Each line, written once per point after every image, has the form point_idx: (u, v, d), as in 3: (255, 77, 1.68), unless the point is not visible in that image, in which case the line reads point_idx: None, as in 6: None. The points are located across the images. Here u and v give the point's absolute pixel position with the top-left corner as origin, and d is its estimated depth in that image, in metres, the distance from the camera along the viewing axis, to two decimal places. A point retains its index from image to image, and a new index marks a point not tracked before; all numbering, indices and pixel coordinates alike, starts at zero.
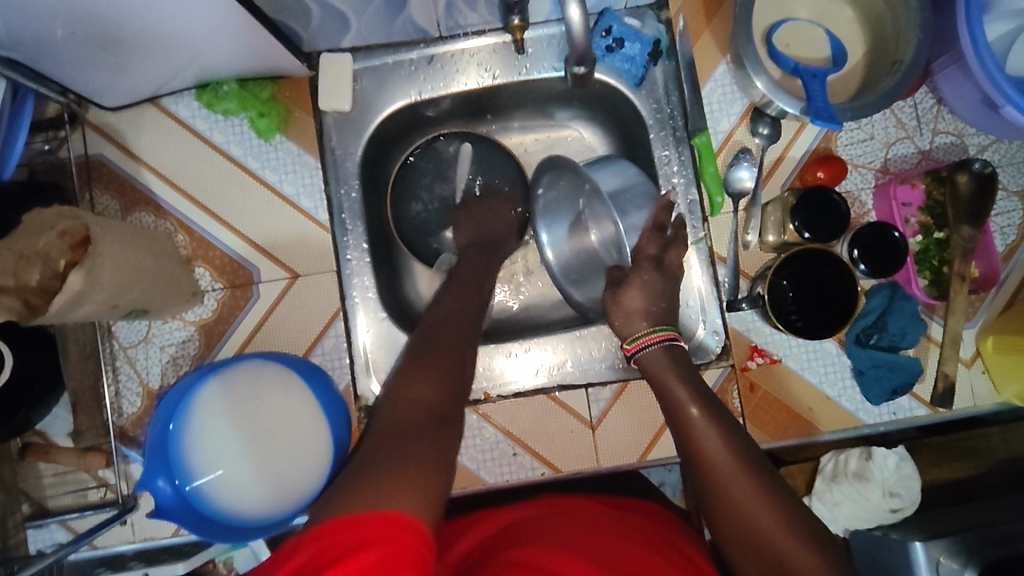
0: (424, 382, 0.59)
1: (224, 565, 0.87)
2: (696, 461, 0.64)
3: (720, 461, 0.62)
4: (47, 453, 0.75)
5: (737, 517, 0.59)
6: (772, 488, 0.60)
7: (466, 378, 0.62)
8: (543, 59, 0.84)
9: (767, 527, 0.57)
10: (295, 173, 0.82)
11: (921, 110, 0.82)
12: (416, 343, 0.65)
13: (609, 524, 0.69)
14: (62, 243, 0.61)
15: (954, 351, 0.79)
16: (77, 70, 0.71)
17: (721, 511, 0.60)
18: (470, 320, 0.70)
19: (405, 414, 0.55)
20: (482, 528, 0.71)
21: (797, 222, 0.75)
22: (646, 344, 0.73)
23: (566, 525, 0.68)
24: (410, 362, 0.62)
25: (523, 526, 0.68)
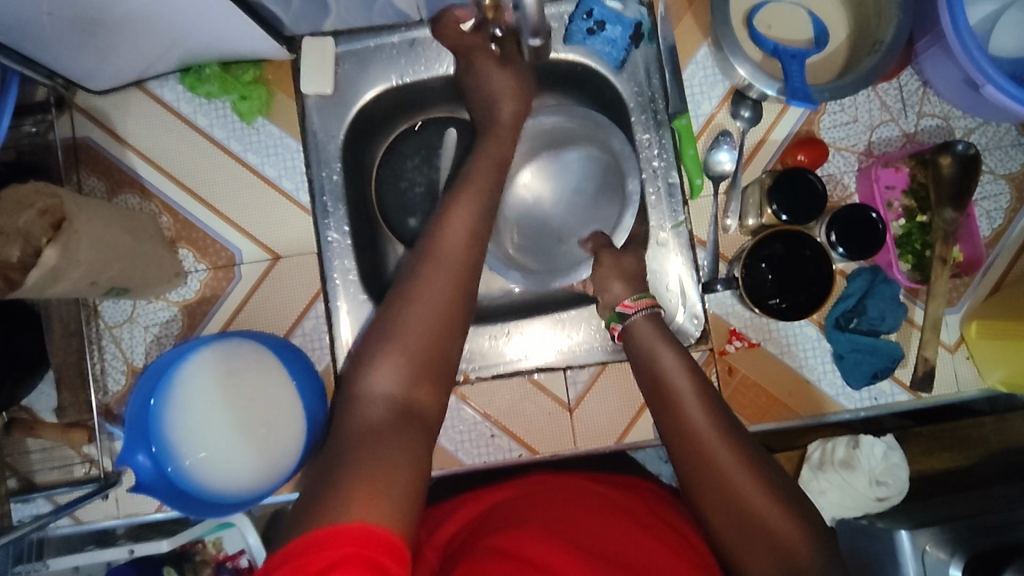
0: (395, 361, 0.59)
1: (213, 546, 0.89)
2: (685, 440, 0.63)
3: (711, 442, 0.62)
4: (32, 428, 0.76)
5: (733, 500, 0.60)
6: (765, 470, 0.61)
7: (443, 352, 0.61)
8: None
9: (759, 506, 0.59)
10: (277, 156, 0.83)
11: (906, 92, 0.81)
12: (395, 298, 0.63)
13: (594, 500, 0.70)
14: (43, 221, 0.63)
15: (934, 335, 0.77)
16: (62, 52, 0.73)
17: (707, 488, 0.61)
18: (472, 259, 0.66)
19: (374, 410, 0.56)
20: (467, 510, 0.71)
21: (774, 205, 0.75)
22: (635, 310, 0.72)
23: (546, 501, 0.69)
24: (380, 339, 0.61)
25: (509, 510, 0.68)
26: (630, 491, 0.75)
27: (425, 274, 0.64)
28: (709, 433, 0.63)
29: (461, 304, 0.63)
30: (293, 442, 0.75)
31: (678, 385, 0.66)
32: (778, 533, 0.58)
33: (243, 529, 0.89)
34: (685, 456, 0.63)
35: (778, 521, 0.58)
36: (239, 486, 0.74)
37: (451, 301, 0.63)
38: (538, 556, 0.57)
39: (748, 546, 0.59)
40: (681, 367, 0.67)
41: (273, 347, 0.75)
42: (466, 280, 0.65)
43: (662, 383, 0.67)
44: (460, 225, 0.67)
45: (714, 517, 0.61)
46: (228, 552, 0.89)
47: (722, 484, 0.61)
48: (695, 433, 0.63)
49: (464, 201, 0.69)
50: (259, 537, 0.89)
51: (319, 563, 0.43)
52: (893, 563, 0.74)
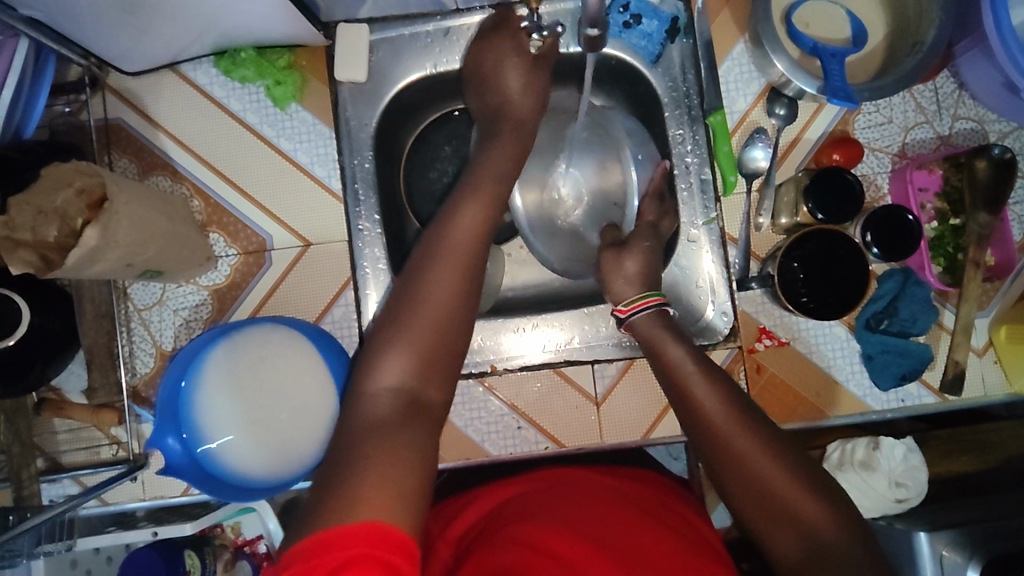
0: (399, 358, 0.58)
1: (232, 530, 0.92)
2: (701, 425, 0.64)
3: (729, 430, 0.62)
4: (61, 409, 0.76)
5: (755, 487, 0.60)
6: (797, 467, 0.60)
7: (448, 351, 0.60)
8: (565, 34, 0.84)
9: (793, 501, 0.58)
10: (310, 142, 0.83)
11: (941, 95, 0.81)
12: (397, 295, 0.62)
13: (612, 497, 0.69)
14: (80, 201, 0.62)
15: (965, 338, 0.77)
16: (99, 32, 0.72)
17: (739, 484, 0.61)
18: (475, 255, 0.64)
19: (376, 407, 0.55)
20: (484, 503, 0.71)
21: (811, 203, 0.74)
22: (639, 308, 0.72)
23: (571, 497, 0.68)
24: (380, 338, 0.59)
25: (528, 504, 0.68)
26: (652, 487, 0.75)
27: (429, 270, 0.62)
28: (731, 428, 0.62)
29: (464, 303, 0.62)
30: (324, 428, 0.75)
31: (698, 390, 0.65)
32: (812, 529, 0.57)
33: (262, 514, 0.90)
34: (714, 454, 0.63)
35: (809, 520, 0.57)
36: (269, 470, 0.74)
37: (452, 299, 0.61)
38: (556, 547, 0.58)
39: (782, 539, 0.58)
40: (690, 359, 0.67)
41: (305, 333, 0.75)
42: (467, 277, 0.63)
43: (681, 388, 0.66)
44: (464, 225, 0.66)
45: (747, 514, 0.61)
46: (247, 537, 0.92)
47: (751, 480, 0.60)
48: (721, 435, 0.62)
49: (471, 203, 0.68)
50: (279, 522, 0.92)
51: (327, 565, 0.43)
52: (913, 565, 0.75)
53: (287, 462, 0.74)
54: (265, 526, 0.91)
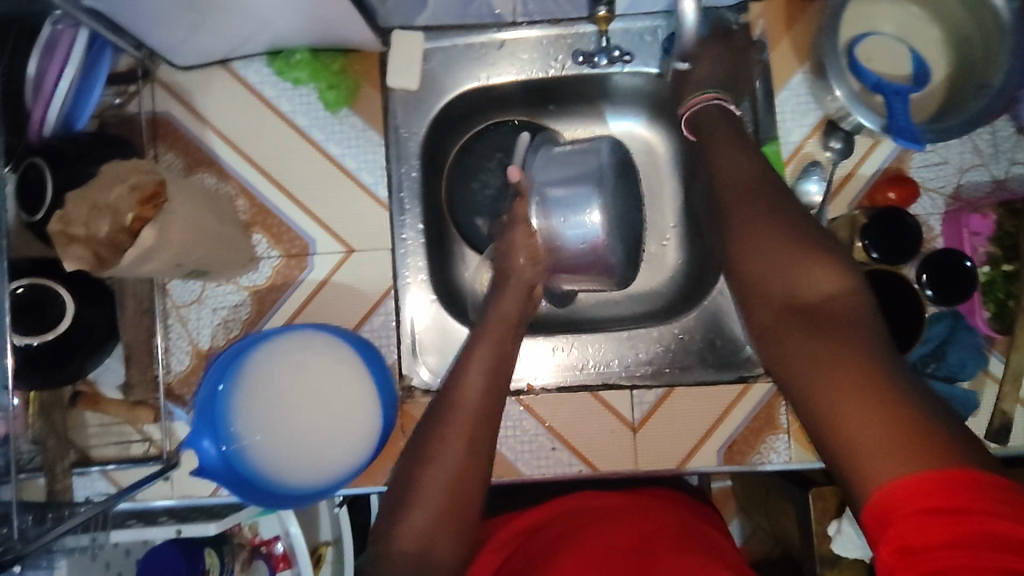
0: (449, 448, 0.64)
1: (250, 529, 0.94)
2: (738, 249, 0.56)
3: (765, 270, 0.55)
4: (97, 403, 0.75)
5: (779, 271, 0.54)
6: (819, 246, 0.55)
7: (465, 498, 0.63)
8: (637, 55, 0.84)
9: (816, 307, 0.51)
10: (358, 148, 0.82)
11: (999, 138, 0.80)
12: (416, 446, 0.65)
13: (621, 515, 0.73)
14: (132, 196, 0.60)
15: (1013, 388, 0.75)
16: (157, 25, 0.72)
17: (767, 266, 0.55)
18: (491, 406, 0.67)
19: (393, 559, 0.59)
20: (498, 548, 0.74)
21: (866, 241, 0.74)
22: None
23: (585, 522, 0.72)
24: (404, 486, 0.63)
25: (542, 535, 0.72)
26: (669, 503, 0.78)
27: (449, 416, 0.66)
28: (749, 203, 0.58)
29: (478, 456, 0.64)
30: (361, 437, 0.74)
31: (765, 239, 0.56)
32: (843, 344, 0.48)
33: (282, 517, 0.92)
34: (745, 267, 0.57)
35: (827, 297, 0.52)
36: (304, 477, 0.73)
37: (470, 444, 0.64)
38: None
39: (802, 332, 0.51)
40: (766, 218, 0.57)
41: (348, 341, 0.75)
42: (485, 426, 0.66)
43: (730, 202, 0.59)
44: (475, 376, 0.68)
45: (758, 270, 0.55)
46: (264, 537, 0.93)
47: (778, 280, 0.54)
48: (750, 234, 0.57)
49: (486, 343, 0.72)
50: (299, 525, 0.92)
51: None
52: None
53: (322, 469, 0.73)
54: (284, 528, 0.91)
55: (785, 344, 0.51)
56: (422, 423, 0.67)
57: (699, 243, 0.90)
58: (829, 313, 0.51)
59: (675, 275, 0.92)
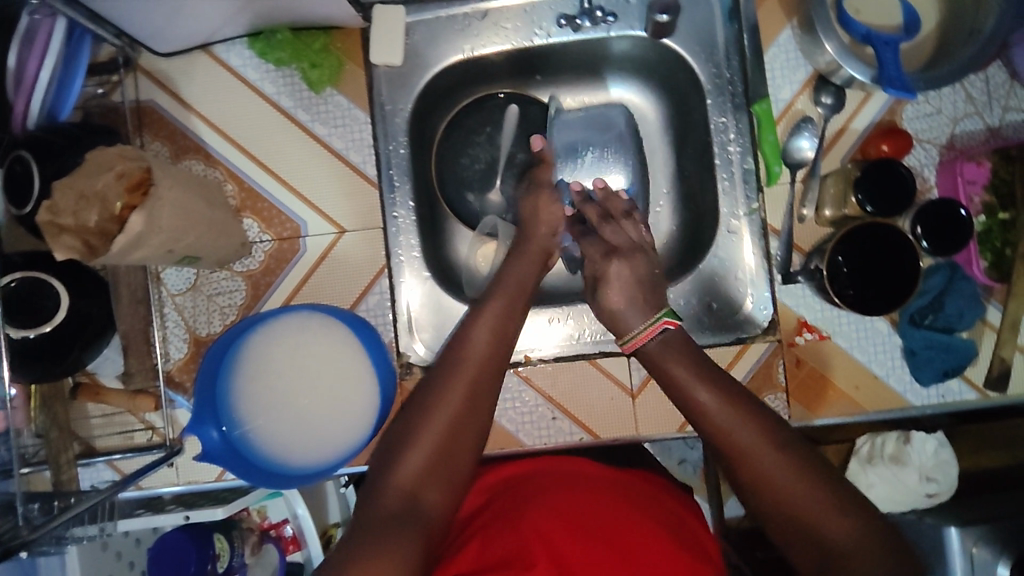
0: (447, 402, 0.65)
1: (257, 514, 0.94)
2: (709, 431, 0.64)
3: (747, 449, 0.61)
4: (98, 394, 0.75)
5: (751, 486, 0.60)
6: (772, 425, 0.62)
7: (456, 455, 0.65)
8: (621, 17, 0.83)
9: (784, 498, 0.59)
10: (344, 127, 0.81)
11: (993, 85, 0.79)
12: (411, 406, 0.67)
13: (621, 489, 0.73)
14: (119, 184, 0.60)
15: (1012, 335, 0.76)
16: (133, 10, 0.70)
17: (752, 482, 0.61)
18: (491, 366, 0.69)
19: (385, 502, 0.61)
20: (479, 493, 0.75)
21: (860, 195, 0.73)
22: (653, 335, 0.73)
23: (564, 484, 0.72)
24: (396, 444, 0.65)
25: (540, 484, 0.72)
26: (656, 487, 0.79)
27: (448, 379, 0.67)
28: (745, 440, 0.62)
29: (472, 424, 0.66)
30: (363, 414, 0.74)
31: (705, 402, 0.65)
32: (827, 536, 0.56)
33: (289, 500, 0.91)
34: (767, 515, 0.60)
35: (785, 501, 0.59)
36: (308, 456, 0.73)
37: (462, 409, 0.66)
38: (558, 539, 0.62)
39: (800, 546, 0.58)
40: (703, 385, 0.66)
41: (343, 320, 0.74)
42: (482, 389, 0.67)
43: (717, 436, 0.63)
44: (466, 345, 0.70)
45: (786, 536, 0.59)
46: (272, 521, 0.94)
47: (753, 491, 0.61)
48: (749, 463, 0.61)
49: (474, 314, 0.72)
50: (306, 507, 0.92)
51: None
52: (941, 558, 0.75)
53: (326, 448, 0.73)
54: (292, 510, 0.91)
55: (782, 535, 0.59)
56: (431, 372, 0.69)
57: (691, 207, 0.89)
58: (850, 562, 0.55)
59: (669, 241, 0.91)
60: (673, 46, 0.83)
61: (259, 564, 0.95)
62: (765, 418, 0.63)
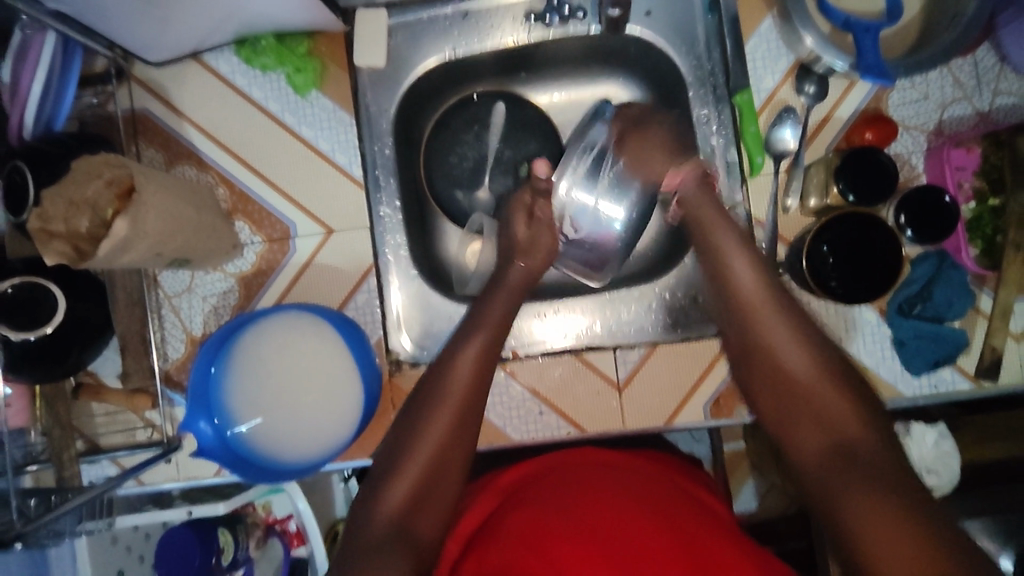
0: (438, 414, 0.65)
1: (262, 509, 0.96)
2: (733, 295, 0.68)
3: (763, 309, 0.66)
4: (98, 393, 0.78)
5: (780, 384, 0.62)
6: (800, 314, 0.65)
7: (451, 468, 0.64)
8: (590, 13, 0.83)
9: (806, 386, 0.60)
10: (331, 129, 0.83)
11: (982, 69, 0.77)
12: (405, 418, 0.67)
13: (625, 482, 0.72)
14: (109, 192, 0.63)
15: (1003, 323, 0.75)
16: (122, 24, 0.73)
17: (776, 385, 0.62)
18: (483, 372, 0.69)
19: (379, 520, 0.59)
20: (482, 504, 0.76)
21: (841, 184, 0.72)
22: (685, 172, 0.78)
23: (569, 486, 0.72)
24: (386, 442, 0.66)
25: (538, 492, 0.72)
26: (670, 469, 0.79)
27: (438, 381, 0.68)
28: (768, 318, 0.65)
29: (466, 431, 0.66)
30: (349, 412, 0.76)
31: (739, 268, 0.69)
32: (823, 414, 0.58)
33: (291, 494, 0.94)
34: (776, 407, 0.62)
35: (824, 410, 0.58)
36: (298, 453, 0.76)
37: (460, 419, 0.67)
38: (546, 548, 0.63)
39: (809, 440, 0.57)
40: (742, 255, 0.70)
41: (330, 320, 0.77)
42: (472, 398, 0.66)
43: (749, 314, 0.66)
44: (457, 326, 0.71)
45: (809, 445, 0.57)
46: (277, 516, 0.97)
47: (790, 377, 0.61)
48: (780, 360, 0.62)
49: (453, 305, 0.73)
50: (307, 502, 0.95)
51: None
52: None
53: (313, 445, 0.76)
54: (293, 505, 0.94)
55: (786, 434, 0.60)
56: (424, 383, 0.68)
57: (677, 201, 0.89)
58: (857, 454, 0.54)
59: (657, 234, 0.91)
60: (653, 39, 0.83)
61: (265, 557, 0.97)
62: (796, 318, 0.65)
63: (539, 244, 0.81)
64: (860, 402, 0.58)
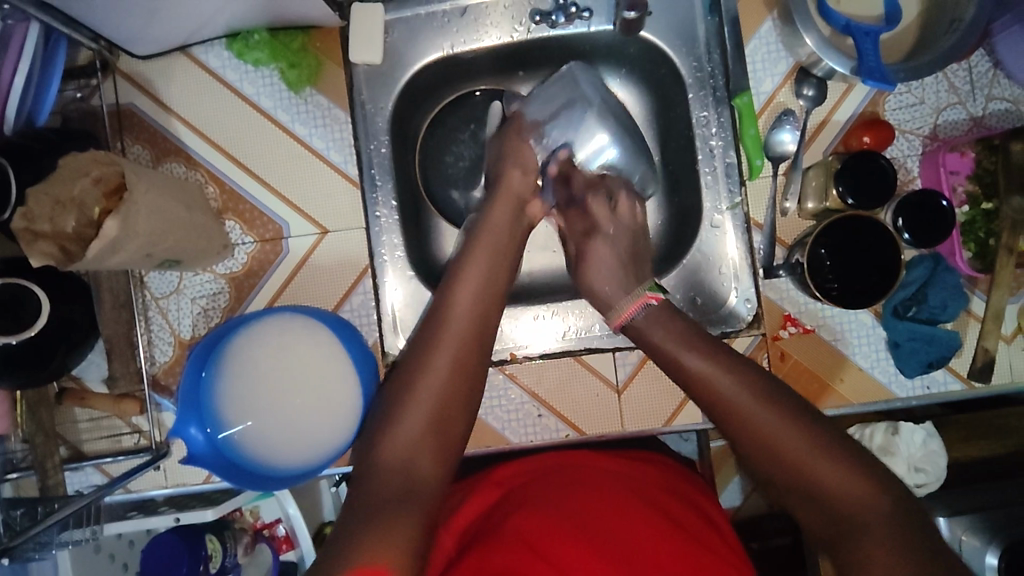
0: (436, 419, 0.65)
1: (251, 514, 0.94)
2: (713, 409, 0.64)
3: (740, 409, 0.62)
4: (82, 399, 0.75)
5: (770, 462, 0.60)
6: (766, 386, 0.62)
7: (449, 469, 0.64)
8: (597, 12, 0.83)
9: (798, 462, 0.58)
10: (325, 127, 0.81)
11: (975, 74, 0.78)
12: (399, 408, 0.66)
13: (625, 482, 0.73)
14: (97, 189, 0.60)
15: (995, 326, 0.76)
16: (109, 16, 0.70)
17: (762, 462, 0.61)
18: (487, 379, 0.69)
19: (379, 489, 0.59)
20: (478, 501, 0.75)
21: (841, 187, 0.73)
22: (634, 311, 0.74)
23: (568, 484, 0.72)
24: None
25: (534, 487, 0.72)
26: (667, 471, 0.80)
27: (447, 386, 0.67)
28: (750, 409, 0.61)
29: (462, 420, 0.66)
30: (348, 414, 0.75)
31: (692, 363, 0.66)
32: (824, 488, 0.57)
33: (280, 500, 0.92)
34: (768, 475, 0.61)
35: (824, 490, 0.57)
36: (294, 458, 0.74)
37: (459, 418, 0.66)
38: (546, 548, 0.62)
39: (809, 513, 0.58)
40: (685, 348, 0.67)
41: (325, 323, 0.73)
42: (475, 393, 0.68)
43: (731, 423, 0.62)
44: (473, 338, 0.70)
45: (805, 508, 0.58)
46: (265, 520, 0.95)
47: (789, 475, 0.59)
48: (768, 446, 0.60)
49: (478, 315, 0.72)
50: (298, 507, 0.93)
51: None
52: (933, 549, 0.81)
53: (310, 449, 0.74)
54: (283, 510, 0.92)
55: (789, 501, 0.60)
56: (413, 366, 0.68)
57: (675, 201, 0.89)
58: (866, 528, 0.54)
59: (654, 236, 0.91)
60: (653, 40, 0.83)
61: (253, 563, 0.94)
62: (773, 393, 0.62)
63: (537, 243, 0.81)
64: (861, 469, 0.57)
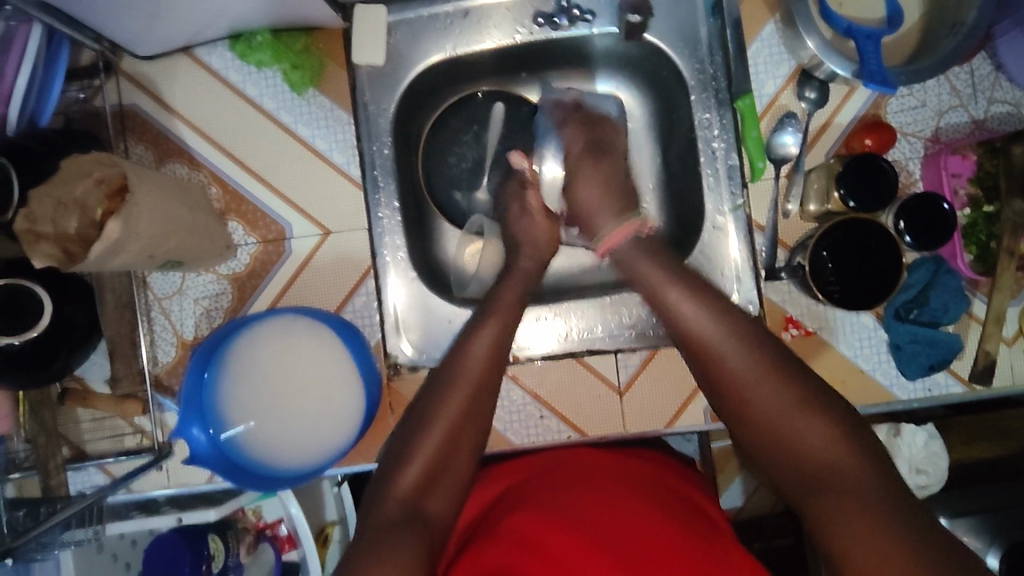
0: (442, 425, 0.65)
1: (253, 513, 0.94)
2: (701, 366, 0.65)
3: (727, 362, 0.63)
4: (85, 399, 0.76)
5: (752, 419, 0.61)
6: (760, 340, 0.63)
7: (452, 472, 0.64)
8: (599, 14, 0.83)
9: (782, 418, 0.60)
10: (328, 128, 0.81)
11: (977, 77, 0.78)
12: (414, 418, 0.67)
13: (629, 481, 0.73)
14: (99, 191, 0.60)
15: (996, 329, 0.76)
16: (112, 18, 0.70)
17: (746, 419, 0.62)
18: (489, 381, 0.69)
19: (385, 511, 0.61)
20: (483, 503, 0.76)
21: (843, 190, 0.73)
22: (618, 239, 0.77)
23: (571, 483, 0.72)
24: (393, 448, 0.67)
25: (538, 486, 0.73)
26: (671, 472, 0.80)
27: (448, 387, 0.67)
28: (740, 369, 0.62)
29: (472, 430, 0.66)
30: (351, 414, 0.75)
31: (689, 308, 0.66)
32: (807, 448, 0.59)
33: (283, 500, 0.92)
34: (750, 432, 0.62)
35: (806, 446, 0.59)
36: (296, 458, 0.74)
37: (460, 419, 0.66)
38: (545, 544, 0.62)
39: (788, 468, 0.60)
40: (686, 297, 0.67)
41: (328, 322, 0.75)
42: (479, 398, 0.68)
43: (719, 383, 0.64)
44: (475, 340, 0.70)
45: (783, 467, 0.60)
46: (267, 521, 0.94)
47: (771, 432, 0.60)
48: (750, 404, 0.61)
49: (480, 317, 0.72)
50: (300, 507, 0.93)
51: None
52: None
53: (312, 450, 0.74)
54: (285, 510, 0.92)
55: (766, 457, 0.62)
56: (428, 384, 0.69)
57: (677, 203, 0.89)
58: (841, 485, 0.56)
59: None
60: (656, 41, 0.83)
61: (256, 563, 0.95)
62: (763, 345, 0.63)
63: (539, 243, 0.81)
64: (846, 432, 0.58)
